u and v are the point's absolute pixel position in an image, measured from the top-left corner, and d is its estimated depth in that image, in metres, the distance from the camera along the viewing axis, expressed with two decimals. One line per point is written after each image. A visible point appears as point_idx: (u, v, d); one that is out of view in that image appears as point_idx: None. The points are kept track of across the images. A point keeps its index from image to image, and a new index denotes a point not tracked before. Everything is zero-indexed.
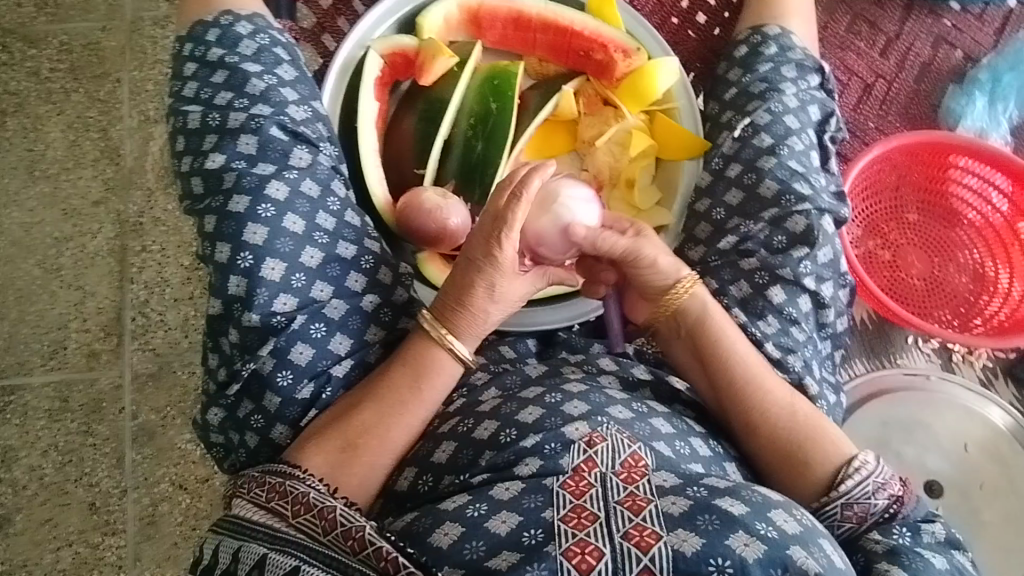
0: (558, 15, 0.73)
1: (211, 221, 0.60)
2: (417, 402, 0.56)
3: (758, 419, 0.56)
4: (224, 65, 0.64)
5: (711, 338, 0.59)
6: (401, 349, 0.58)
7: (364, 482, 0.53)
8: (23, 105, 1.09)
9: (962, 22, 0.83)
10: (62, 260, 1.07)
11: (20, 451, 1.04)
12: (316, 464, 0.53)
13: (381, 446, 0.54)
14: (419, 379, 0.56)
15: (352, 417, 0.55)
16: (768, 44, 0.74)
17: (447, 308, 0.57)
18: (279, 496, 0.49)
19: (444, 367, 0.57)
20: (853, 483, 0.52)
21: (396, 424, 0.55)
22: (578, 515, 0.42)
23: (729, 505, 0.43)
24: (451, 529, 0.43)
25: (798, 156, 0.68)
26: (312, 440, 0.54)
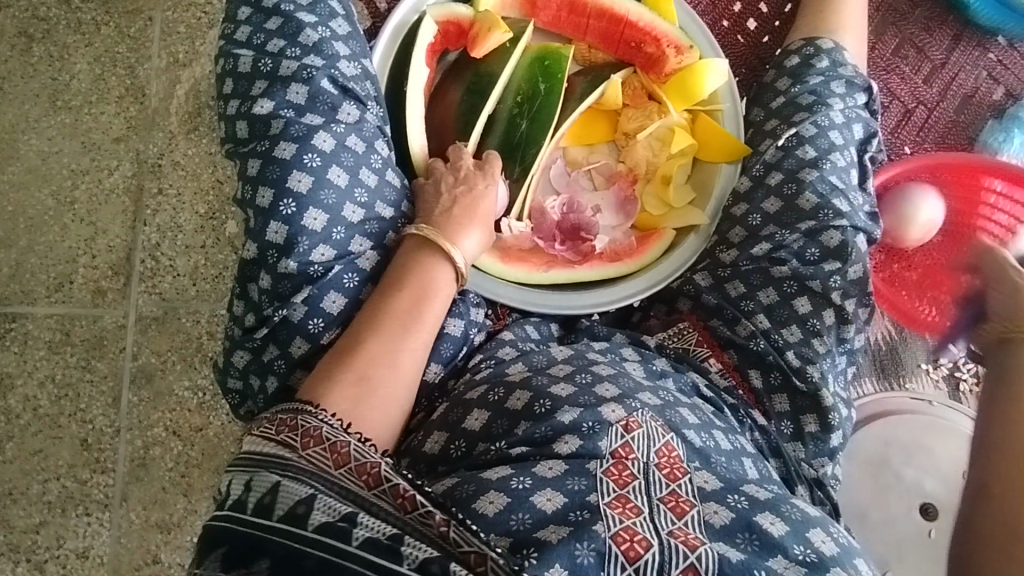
0: (614, 3, 0.73)
1: (255, 165, 0.59)
2: (421, 324, 0.57)
3: None
4: (279, 13, 0.63)
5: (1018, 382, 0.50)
6: (395, 274, 0.59)
7: (386, 412, 0.52)
8: (52, 33, 1.08)
9: (1007, 58, 0.83)
10: (77, 193, 1.06)
11: (17, 379, 1.04)
12: (334, 403, 0.50)
13: (392, 373, 0.54)
14: (418, 304, 0.57)
15: (357, 350, 0.54)
16: (820, 58, 0.74)
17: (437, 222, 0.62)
18: (288, 428, 0.46)
19: (445, 285, 0.60)
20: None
21: (404, 350, 0.55)
22: (623, 504, 0.43)
23: (769, 523, 0.44)
24: (496, 498, 0.44)
25: (839, 172, 0.69)
26: (320, 383, 0.52)
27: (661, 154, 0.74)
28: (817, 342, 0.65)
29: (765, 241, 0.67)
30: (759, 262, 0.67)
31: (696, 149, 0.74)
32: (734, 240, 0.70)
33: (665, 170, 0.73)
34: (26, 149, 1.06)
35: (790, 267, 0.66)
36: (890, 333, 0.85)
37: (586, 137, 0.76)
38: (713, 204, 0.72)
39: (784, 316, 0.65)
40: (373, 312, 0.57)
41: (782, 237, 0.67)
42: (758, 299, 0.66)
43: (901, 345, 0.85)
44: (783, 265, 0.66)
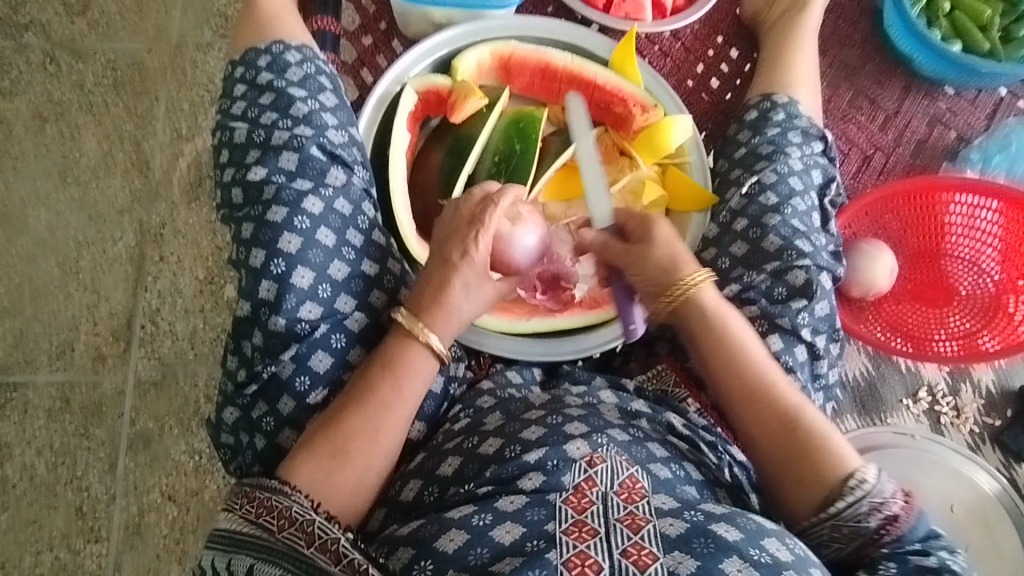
0: (582, 69, 0.79)
1: (249, 228, 0.63)
2: (398, 400, 0.59)
3: (759, 420, 0.58)
4: (272, 89, 0.69)
5: (714, 335, 0.61)
6: (378, 351, 0.61)
7: (358, 483, 0.56)
8: (64, 114, 1.15)
9: (956, 105, 0.89)
10: (81, 263, 1.10)
11: (16, 448, 1.05)
12: (308, 473, 0.55)
13: (369, 449, 0.57)
14: (397, 386, 0.59)
15: (338, 424, 0.57)
16: (777, 111, 0.79)
17: (421, 302, 0.61)
18: (265, 510, 0.51)
19: (425, 372, 0.60)
20: (850, 500, 0.54)
21: (383, 428, 0.58)
22: (579, 528, 0.47)
23: (723, 530, 0.48)
24: (455, 535, 0.48)
25: (800, 216, 0.73)
26: (301, 450, 0.57)
27: (635, 205, 0.76)
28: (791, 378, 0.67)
29: (734, 282, 0.71)
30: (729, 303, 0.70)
31: (667, 199, 0.77)
32: None
33: None
34: (35, 224, 1.11)
35: (760, 307, 0.68)
36: (867, 369, 0.86)
37: (565, 191, 0.77)
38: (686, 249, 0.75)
39: None
40: (360, 386, 0.59)
41: (750, 279, 0.70)
42: None
43: (878, 380, 0.86)
44: (752, 304, 0.69)
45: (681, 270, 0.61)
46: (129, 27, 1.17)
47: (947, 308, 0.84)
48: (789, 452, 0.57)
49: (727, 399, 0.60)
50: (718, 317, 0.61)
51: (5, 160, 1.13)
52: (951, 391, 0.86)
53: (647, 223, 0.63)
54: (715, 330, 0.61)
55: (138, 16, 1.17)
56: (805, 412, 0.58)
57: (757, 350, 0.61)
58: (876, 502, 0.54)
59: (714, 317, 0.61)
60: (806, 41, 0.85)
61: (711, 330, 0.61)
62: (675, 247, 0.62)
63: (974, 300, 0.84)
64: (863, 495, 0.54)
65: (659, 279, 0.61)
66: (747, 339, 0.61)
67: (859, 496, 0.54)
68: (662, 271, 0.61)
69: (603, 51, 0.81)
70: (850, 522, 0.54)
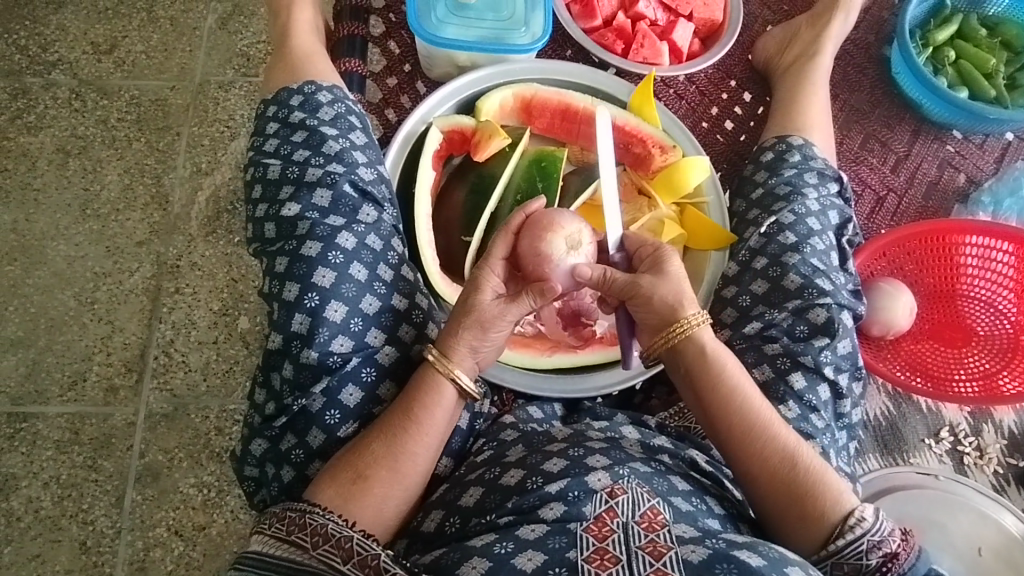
0: (602, 110, 0.81)
1: (283, 262, 0.64)
2: (419, 431, 0.58)
3: (757, 465, 0.59)
4: (305, 127, 0.71)
5: (708, 379, 0.61)
6: (409, 382, 0.61)
7: (377, 512, 0.56)
8: (87, 149, 1.17)
9: (965, 149, 0.91)
10: (98, 294, 1.11)
11: (22, 480, 1.04)
12: (329, 496, 0.55)
13: (390, 477, 0.57)
14: (420, 413, 0.59)
15: (362, 449, 0.58)
16: (792, 153, 0.81)
17: (447, 337, 0.60)
18: (298, 528, 0.53)
19: (448, 404, 0.60)
20: (851, 538, 0.55)
21: (404, 458, 0.58)
22: (601, 556, 0.46)
23: (747, 556, 0.47)
24: (478, 563, 0.48)
25: (819, 255, 0.74)
26: (326, 473, 0.57)
27: None
28: (814, 417, 0.67)
29: (756, 320, 0.72)
30: (751, 340, 0.71)
31: (686, 238, 0.78)
32: (727, 320, 0.74)
33: None
34: (53, 255, 1.12)
35: (782, 344, 0.69)
36: (888, 409, 0.86)
37: None
38: (705, 288, 0.76)
39: (781, 394, 0.67)
40: (386, 414, 0.60)
41: (771, 316, 0.71)
42: (753, 376, 0.69)
43: (899, 419, 0.85)
44: (774, 342, 0.70)
45: (673, 314, 0.60)
46: (155, 66, 1.20)
47: (966, 348, 0.85)
48: (789, 492, 0.58)
49: (722, 444, 0.61)
50: (717, 359, 0.61)
51: (26, 192, 1.15)
52: (972, 431, 0.86)
53: (659, 259, 0.61)
54: (714, 372, 0.61)
55: (164, 56, 1.21)
56: (803, 452, 0.59)
57: (755, 391, 0.61)
58: (875, 540, 0.55)
59: (707, 361, 0.61)
60: (817, 86, 0.88)
61: (710, 372, 0.61)
62: (680, 286, 0.61)
63: (992, 341, 0.85)
64: (864, 533, 0.55)
65: (651, 318, 0.61)
66: (746, 380, 0.62)
67: (859, 534, 0.55)
68: (665, 309, 0.60)
69: (622, 93, 0.84)
70: (852, 559, 0.56)
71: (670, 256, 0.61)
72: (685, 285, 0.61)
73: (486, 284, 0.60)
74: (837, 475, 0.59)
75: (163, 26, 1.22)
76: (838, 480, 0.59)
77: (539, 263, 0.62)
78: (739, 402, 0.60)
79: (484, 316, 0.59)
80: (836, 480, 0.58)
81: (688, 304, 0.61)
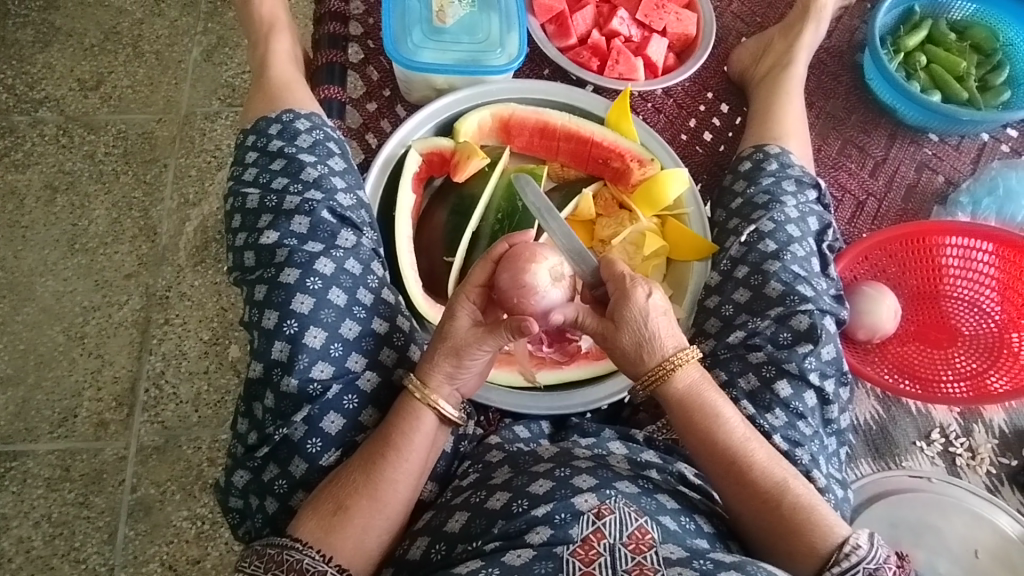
0: (579, 127, 0.82)
1: (262, 290, 0.64)
2: (397, 460, 0.58)
3: (745, 496, 0.58)
4: (283, 155, 0.71)
5: (693, 412, 0.60)
6: (390, 410, 0.61)
7: (358, 543, 0.56)
8: (75, 184, 1.18)
9: (941, 151, 0.92)
10: (87, 328, 1.11)
11: (12, 520, 1.02)
12: (310, 529, 0.56)
13: (370, 506, 0.57)
14: (399, 440, 0.59)
15: (342, 480, 0.58)
16: (770, 161, 0.82)
17: (426, 366, 0.60)
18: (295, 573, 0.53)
19: (426, 430, 0.60)
20: (847, 566, 0.54)
21: (384, 485, 0.57)
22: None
23: None
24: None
25: (800, 262, 0.74)
26: (308, 505, 0.58)
27: (636, 256, 0.79)
28: (802, 424, 0.67)
29: (739, 329, 0.72)
30: (735, 349, 0.71)
31: (668, 249, 0.79)
32: (711, 330, 0.74)
33: (641, 270, 0.78)
34: (41, 290, 1.12)
35: (766, 352, 0.69)
36: (878, 413, 0.85)
37: None
38: (689, 298, 0.77)
39: (767, 401, 0.67)
40: (367, 443, 0.60)
41: (754, 325, 0.71)
42: (739, 386, 0.69)
43: (890, 422, 0.85)
44: (758, 350, 0.70)
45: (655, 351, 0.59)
46: (141, 100, 1.22)
47: (952, 347, 0.85)
48: (777, 525, 0.57)
49: (711, 475, 0.60)
50: (694, 397, 0.60)
51: (14, 229, 1.15)
52: (964, 432, 0.85)
53: (626, 293, 0.58)
54: (691, 411, 0.60)
55: (150, 90, 1.22)
56: (789, 483, 0.58)
57: (736, 425, 0.60)
58: (870, 567, 0.54)
59: (691, 396, 0.60)
60: (792, 95, 0.89)
61: (688, 410, 0.60)
62: (649, 323, 0.58)
63: (978, 340, 0.85)
64: (858, 561, 0.54)
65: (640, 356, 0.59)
66: (727, 414, 0.60)
67: (855, 562, 0.54)
68: (636, 352, 0.59)
69: (599, 109, 0.85)
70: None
71: (637, 289, 0.57)
72: (655, 318, 0.58)
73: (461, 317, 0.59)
74: (828, 506, 0.58)
75: (149, 61, 1.24)
76: (829, 512, 0.57)
77: (521, 295, 0.58)
78: (725, 436, 0.59)
79: (459, 343, 0.59)
80: (827, 511, 0.57)
81: (660, 342, 0.59)
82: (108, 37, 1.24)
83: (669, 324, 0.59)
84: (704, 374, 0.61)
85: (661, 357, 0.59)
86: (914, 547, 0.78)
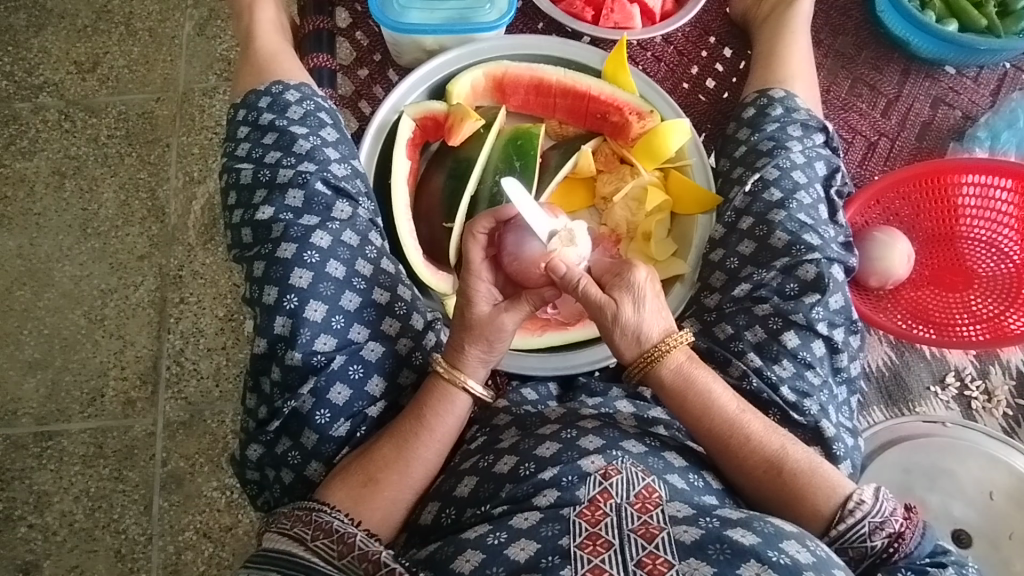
0: (575, 81, 0.79)
1: (260, 266, 0.65)
2: (429, 437, 0.60)
3: (750, 471, 0.58)
4: (274, 128, 0.71)
5: (685, 397, 0.59)
6: (423, 391, 0.62)
7: (385, 513, 0.58)
8: (81, 168, 1.18)
9: (959, 84, 0.87)
10: (106, 310, 1.13)
11: (53, 496, 1.07)
12: (339, 498, 0.57)
13: (400, 480, 0.58)
14: (432, 420, 0.60)
15: (373, 452, 0.60)
16: (774, 106, 0.79)
17: (453, 352, 0.62)
18: (302, 522, 0.54)
19: (459, 411, 0.61)
20: (851, 522, 0.54)
21: (414, 462, 0.59)
22: (593, 542, 0.46)
23: (739, 535, 0.46)
24: (472, 556, 0.48)
25: (806, 209, 0.72)
26: (337, 476, 0.59)
27: (639, 213, 0.77)
28: (810, 374, 0.67)
29: (745, 281, 0.70)
30: (741, 302, 0.69)
31: (672, 204, 0.77)
32: (716, 284, 0.73)
33: (644, 227, 0.76)
34: (60, 276, 1.14)
35: (772, 304, 0.68)
36: (890, 358, 0.85)
37: (567, 204, 0.79)
38: (694, 253, 0.76)
39: (774, 352, 0.66)
40: (399, 418, 0.62)
41: (760, 277, 0.70)
42: (746, 338, 0.68)
43: (903, 368, 0.85)
44: (764, 302, 0.69)
45: (654, 335, 0.59)
46: (138, 80, 1.20)
47: (967, 291, 0.83)
48: (777, 493, 0.57)
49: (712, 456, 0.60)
50: (685, 377, 0.59)
51: (28, 217, 1.16)
52: (980, 374, 0.85)
53: (622, 274, 0.59)
54: (684, 391, 0.59)
55: (146, 68, 1.21)
56: (788, 449, 0.59)
57: (727, 401, 0.60)
58: (877, 521, 0.54)
59: (683, 380, 0.59)
60: (798, 35, 0.85)
61: (678, 393, 0.60)
62: (644, 306, 0.59)
63: (995, 282, 0.83)
64: (863, 516, 0.54)
65: (642, 337, 0.59)
66: (718, 391, 0.60)
67: (860, 516, 0.54)
68: (633, 334, 0.59)
69: (596, 62, 0.82)
70: (856, 543, 0.54)
71: (634, 270, 0.59)
72: (649, 298, 0.59)
73: (478, 305, 0.60)
74: (829, 465, 0.59)
75: (142, 38, 1.22)
76: (833, 469, 0.58)
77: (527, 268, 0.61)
78: (719, 416, 0.59)
79: (484, 326, 0.60)
80: (830, 468, 0.58)
81: (653, 323, 0.59)
82: (100, 17, 1.23)
83: (660, 306, 0.60)
84: (692, 354, 0.60)
85: (655, 337, 0.59)
86: (926, 490, 0.78)
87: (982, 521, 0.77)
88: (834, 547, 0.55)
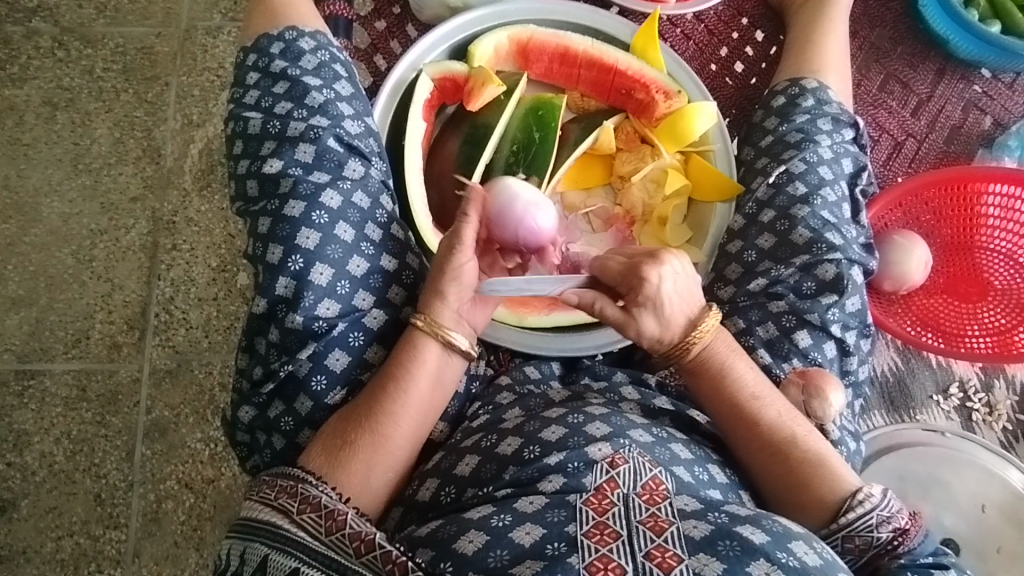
0: (602, 53, 0.75)
1: (266, 223, 0.62)
2: (399, 392, 0.58)
3: (762, 449, 0.58)
4: (286, 77, 0.67)
5: (710, 372, 0.59)
6: (396, 348, 0.60)
7: (364, 479, 0.56)
8: (74, 101, 1.13)
9: (993, 89, 0.85)
10: (95, 252, 1.09)
11: (34, 436, 1.05)
12: (318, 464, 0.56)
13: (373, 442, 0.57)
14: (400, 373, 0.59)
15: (348, 417, 0.58)
16: (805, 97, 0.76)
17: (424, 297, 0.61)
18: (287, 495, 0.52)
19: (430, 359, 0.59)
20: (859, 513, 0.54)
21: (384, 421, 0.57)
22: (600, 531, 0.45)
23: (749, 532, 0.45)
24: (475, 537, 0.47)
25: (830, 207, 0.71)
26: (316, 441, 0.58)
27: (656, 196, 0.74)
28: None
29: (761, 276, 0.69)
30: (756, 297, 0.68)
31: (691, 189, 0.74)
32: (731, 276, 0.71)
33: (661, 211, 0.74)
34: (47, 212, 1.10)
35: (788, 302, 0.67)
36: (896, 364, 0.85)
37: (582, 182, 0.76)
38: (711, 241, 0.73)
39: (785, 351, 0.66)
40: (374, 380, 0.60)
41: (777, 273, 0.68)
42: (757, 334, 0.67)
43: (908, 375, 0.85)
44: (780, 299, 0.68)
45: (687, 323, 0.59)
46: (138, 12, 1.14)
47: (981, 302, 0.82)
48: (785, 476, 0.57)
49: (727, 433, 0.59)
50: (710, 355, 0.59)
51: (15, 147, 1.12)
52: (983, 387, 0.85)
53: (638, 283, 0.57)
54: (708, 368, 0.59)
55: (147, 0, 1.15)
56: (799, 437, 0.58)
57: (749, 380, 0.59)
58: (885, 514, 0.54)
59: (711, 356, 0.59)
60: (837, 23, 0.81)
61: (701, 370, 0.60)
62: (666, 310, 0.58)
63: (1010, 295, 0.82)
64: (871, 508, 0.54)
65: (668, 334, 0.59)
66: (742, 371, 0.60)
67: (869, 508, 0.54)
68: (655, 338, 0.58)
69: (624, 34, 0.78)
70: (862, 532, 0.54)
71: (650, 278, 0.56)
72: (669, 299, 0.57)
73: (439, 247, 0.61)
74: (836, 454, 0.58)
75: None
76: (840, 461, 0.58)
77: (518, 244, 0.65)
78: (741, 393, 0.59)
79: (440, 263, 0.60)
80: (839, 460, 0.58)
81: (676, 321, 0.58)
82: None
83: (683, 299, 0.58)
84: (723, 334, 0.60)
85: (681, 331, 0.59)
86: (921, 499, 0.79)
87: (973, 532, 0.78)
88: (836, 537, 0.54)
